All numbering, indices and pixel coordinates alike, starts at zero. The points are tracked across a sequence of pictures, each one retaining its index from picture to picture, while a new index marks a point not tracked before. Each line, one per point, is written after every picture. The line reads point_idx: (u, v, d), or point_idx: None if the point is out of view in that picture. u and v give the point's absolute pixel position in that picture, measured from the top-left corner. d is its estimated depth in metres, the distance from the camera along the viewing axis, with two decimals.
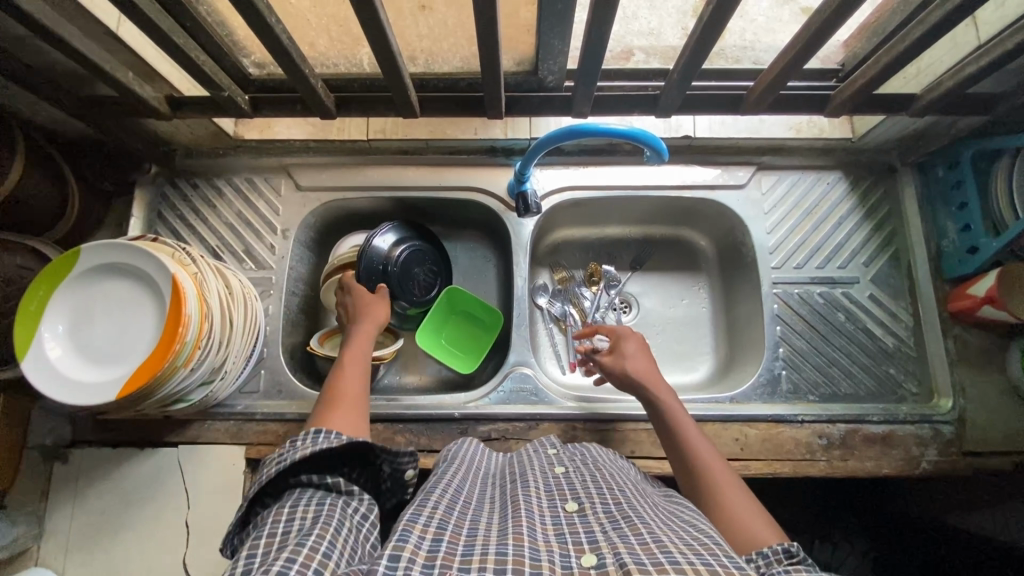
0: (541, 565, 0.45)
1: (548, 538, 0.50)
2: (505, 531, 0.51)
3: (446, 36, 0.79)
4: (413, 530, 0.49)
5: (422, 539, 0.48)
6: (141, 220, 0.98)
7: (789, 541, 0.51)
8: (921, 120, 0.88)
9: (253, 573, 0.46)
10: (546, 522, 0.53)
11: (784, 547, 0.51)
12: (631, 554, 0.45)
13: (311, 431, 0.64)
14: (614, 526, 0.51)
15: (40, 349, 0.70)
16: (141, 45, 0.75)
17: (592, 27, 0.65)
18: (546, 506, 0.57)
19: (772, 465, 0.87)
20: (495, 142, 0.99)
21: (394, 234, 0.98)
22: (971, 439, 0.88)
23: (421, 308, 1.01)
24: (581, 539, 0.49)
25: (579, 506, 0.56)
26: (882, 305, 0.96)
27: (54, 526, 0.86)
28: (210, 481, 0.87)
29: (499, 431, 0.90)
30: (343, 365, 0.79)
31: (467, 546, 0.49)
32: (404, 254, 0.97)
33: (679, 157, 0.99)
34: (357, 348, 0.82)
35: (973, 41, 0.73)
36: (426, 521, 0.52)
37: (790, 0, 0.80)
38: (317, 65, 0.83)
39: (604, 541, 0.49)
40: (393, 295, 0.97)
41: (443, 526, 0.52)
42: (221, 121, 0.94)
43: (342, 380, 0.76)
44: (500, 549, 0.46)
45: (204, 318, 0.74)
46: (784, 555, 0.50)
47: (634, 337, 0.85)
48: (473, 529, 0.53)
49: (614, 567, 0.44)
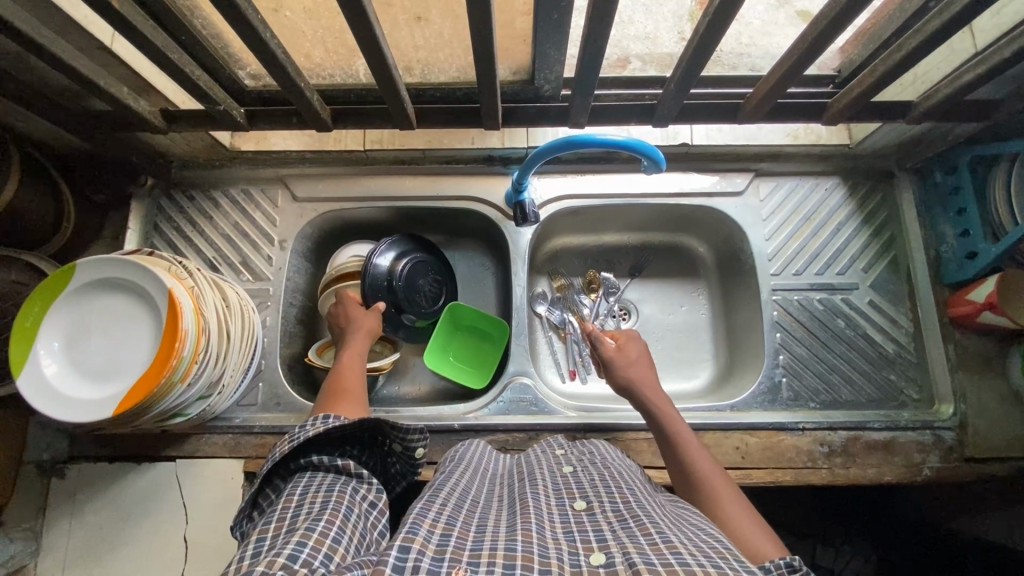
0: (550, 562, 0.45)
1: (557, 535, 0.50)
2: (514, 528, 0.51)
3: (442, 46, 0.78)
4: (422, 524, 0.49)
5: (431, 532, 0.48)
6: (137, 232, 0.98)
7: (791, 555, 0.48)
8: (918, 127, 0.88)
9: (263, 556, 0.46)
10: (555, 520, 0.53)
11: (786, 560, 0.48)
12: (640, 554, 0.44)
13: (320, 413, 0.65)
14: (623, 525, 0.50)
15: (35, 366, 0.69)
16: (135, 59, 0.74)
17: (591, 37, 0.65)
18: (554, 504, 0.56)
19: (775, 473, 0.86)
20: (492, 151, 0.99)
21: (398, 247, 0.98)
22: (972, 446, 0.88)
23: (430, 320, 1.01)
24: (590, 538, 0.49)
25: (587, 504, 0.56)
26: (882, 310, 0.96)
27: (50, 543, 0.85)
28: (208, 496, 0.87)
29: (499, 441, 0.89)
30: (342, 366, 0.81)
31: (476, 541, 0.48)
32: (407, 266, 0.97)
33: (677, 164, 0.99)
34: (355, 350, 0.84)
35: (970, 49, 0.73)
36: (436, 515, 0.52)
37: (786, 2, 0.79)
38: (313, 77, 0.83)
39: (613, 539, 0.48)
40: (402, 309, 0.97)
41: (451, 522, 0.51)
42: (218, 133, 0.93)
43: (343, 379, 0.78)
44: (509, 545, 0.46)
45: (201, 332, 0.73)
46: (786, 569, 0.47)
47: (638, 341, 0.84)
48: (482, 525, 0.52)
49: (623, 567, 0.43)
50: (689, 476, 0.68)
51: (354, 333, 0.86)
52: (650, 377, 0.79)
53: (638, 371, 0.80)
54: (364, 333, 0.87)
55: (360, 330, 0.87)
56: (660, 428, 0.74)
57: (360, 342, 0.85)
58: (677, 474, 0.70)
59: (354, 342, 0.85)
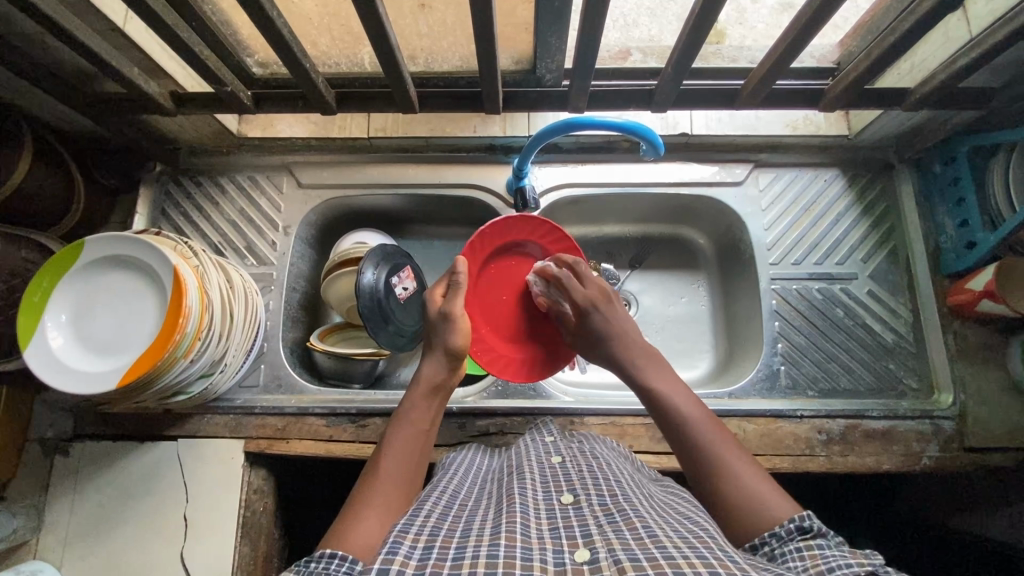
0: (533, 566, 0.44)
1: (542, 533, 0.50)
2: (499, 528, 0.50)
3: (446, 35, 0.80)
4: (404, 540, 0.48)
5: (412, 549, 0.47)
6: (145, 216, 1.00)
7: (803, 517, 0.50)
8: (917, 116, 0.89)
9: None
10: (542, 515, 0.53)
11: (797, 525, 0.50)
12: (626, 551, 0.45)
13: (326, 552, 0.48)
14: (609, 520, 0.51)
15: (41, 338, 0.70)
16: (147, 41, 0.76)
17: (588, 22, 0.66)
18: (541, 498, 0.57)
19: (772, 460, 0.86)
20: (494, 140, 1.01)
21: (376, 257, 0.94)
22: (973, 435, 0.88)
23: (405, 329, 0.97)
24: (575, 534, 0.50)
25: (574, 498, 0.56)
26: (881, 300, 0.96)
27: (53, 518, 0.87)
28: (208, 475, 0.88)
29: (498, 425, 0.90)
30: (398, 435, 0.63)
31: (459, 548, 0.47)
32: (387, 281, 0.94)
33: (677, 154, 1.00)
34: (426, 406, 0.67)
35: (966, 35, 0.73)
36: (418, 529, 0.50)
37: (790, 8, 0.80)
38: (320, 65, 0.85)
39: (598, 534, 0.49)
40: (387, 318, 0.93)
41: (435, 533, 0.50)
42: (225, 119, 0.95)
43: (381, 476, 0.59)
44: (491, 552, 0.45)
45: (204, 310, 0.75)
46: (797, 531, 0.50)
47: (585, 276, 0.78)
48: (467, 530, 0.51)
49: (607, 564, 0.44)
50: (679, 425, 0.61)
51: (434, 364, 0.71)
52: (617, 328, 0.72)
53: (601, 324, 0.73)
54: (452, 366, 0.72)
55: (449, 360, 0.71)
56: (631, 377, 0.68)
57: (435, 388, 0.69)
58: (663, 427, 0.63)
59: (420, 397, 0.67)
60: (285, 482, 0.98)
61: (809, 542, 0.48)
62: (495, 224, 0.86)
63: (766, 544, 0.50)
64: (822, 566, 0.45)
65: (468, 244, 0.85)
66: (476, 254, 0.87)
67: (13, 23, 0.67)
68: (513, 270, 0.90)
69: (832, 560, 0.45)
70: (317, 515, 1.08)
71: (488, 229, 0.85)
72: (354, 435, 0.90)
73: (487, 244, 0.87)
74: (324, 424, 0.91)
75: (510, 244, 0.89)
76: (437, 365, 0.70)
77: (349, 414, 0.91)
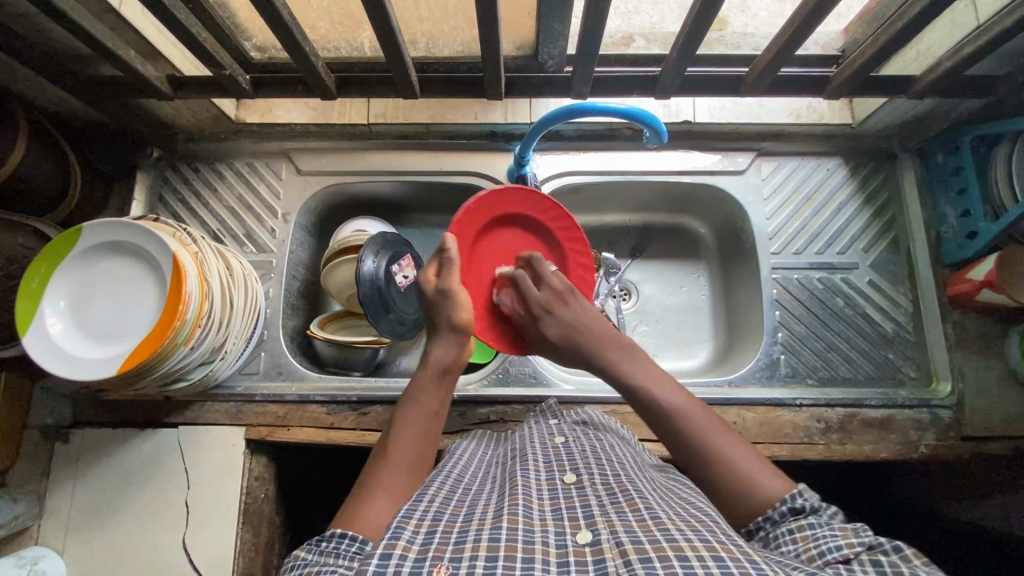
0: (535, 549, 0.45)
1: (544, 515, 0.50)
2: (500, 512, 0.50)
3: (446, 19, 0.79)
4: (407, 525, 0.48)
5: (414, 534, 0.47)
6: (142, 202, 0.99)
7: (794, 498, 0.52)
8: (921, 105, 0.88)
9: None
10: (545, 497, 0.53)
11: (788, 506, 0.52)
12: (628, 533, 0.45)
13: (336, 532, 0.49)
14: (611, 499, 0.52)
15: (41, 324, 0.70)
16: (144, 23, 0.75)
17: (592, 7, 0.65)
18: (544, 479, 0.57)
19: (771, 448, 0.87)
20: (495, 127, 1.00)
21: (376, 246, 0.93)
22: (969, 424, 0.88)
23: (406, 318, 0.97)
24: (578, 514, 0.50)
25: (577, 477, 0.57)
26: (881, 290, 0.96)
27: (54, 505, 0.87)
28: (210, 461, 0.88)
29: (498, 412, 0.90)
30: (410, 418, 0.63)
31: (460, 533, 0.47)
32: (388, 270, 0.94)
33: (679, 142, 0.99)
34: (437, 389, 0.67)
35: (972, 22, 0.73)
36: (421, 515, 0.50)
37: None
38: (319, 49, 0.83)
39: (600, 515, 0.49)
40: (388, 307, 0.93)
41: (438, 518, 0.50)
42: (222, 104, 0.93)
43: (390, 457, 0.59)
44: (493, 536, 0.46)
45: (204, 296, 0.74)
46: (790, 512, 0.52)
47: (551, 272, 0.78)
48: (470, 515, 0.51)
49: (609, 546, 0.44)
50: (659, 411, 0.61)
51: (444, 345, 0.70)
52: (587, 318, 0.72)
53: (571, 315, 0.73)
54: (460, 345, 0.71)
55: (456, 338, 0.70)
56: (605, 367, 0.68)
57: (444, 370, 0.68)
58: (643, 413, 0.63)
59: (429, 380, 0.67)
60: (286, 470, 0.98)
61: (801, 522, 0.50)
62: (489, 191, 0.81)
63: (760, 529, 0.52)
64: (814, 550, 0.48)
65: (458, 219, 0.79)
66: (469, 229, 0.82)
67: (6, 4, 0.66)
68: (507, 241, 0.87)
69: (822, 541, 0.48)
70: (317, 503, 1.08)
71: (478, 202, 0.80)
72: (355, 422, 0.90)
73: (478, 215, 0.82)
74: (325, 412, 0.91)
75: (504, 215, 0.86)
76: (447, 343, 0.70)
77: (350, 401, 0.91)
